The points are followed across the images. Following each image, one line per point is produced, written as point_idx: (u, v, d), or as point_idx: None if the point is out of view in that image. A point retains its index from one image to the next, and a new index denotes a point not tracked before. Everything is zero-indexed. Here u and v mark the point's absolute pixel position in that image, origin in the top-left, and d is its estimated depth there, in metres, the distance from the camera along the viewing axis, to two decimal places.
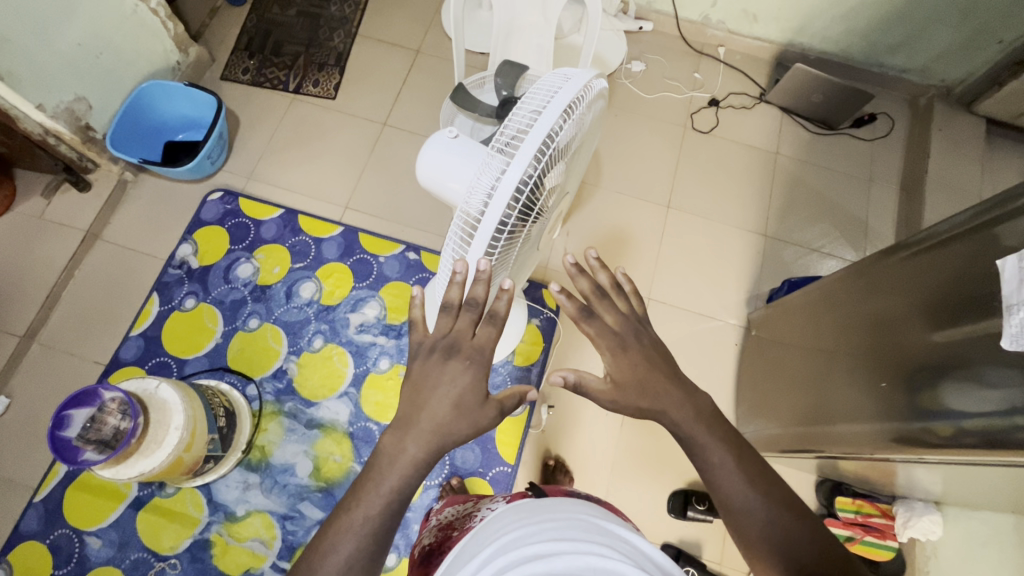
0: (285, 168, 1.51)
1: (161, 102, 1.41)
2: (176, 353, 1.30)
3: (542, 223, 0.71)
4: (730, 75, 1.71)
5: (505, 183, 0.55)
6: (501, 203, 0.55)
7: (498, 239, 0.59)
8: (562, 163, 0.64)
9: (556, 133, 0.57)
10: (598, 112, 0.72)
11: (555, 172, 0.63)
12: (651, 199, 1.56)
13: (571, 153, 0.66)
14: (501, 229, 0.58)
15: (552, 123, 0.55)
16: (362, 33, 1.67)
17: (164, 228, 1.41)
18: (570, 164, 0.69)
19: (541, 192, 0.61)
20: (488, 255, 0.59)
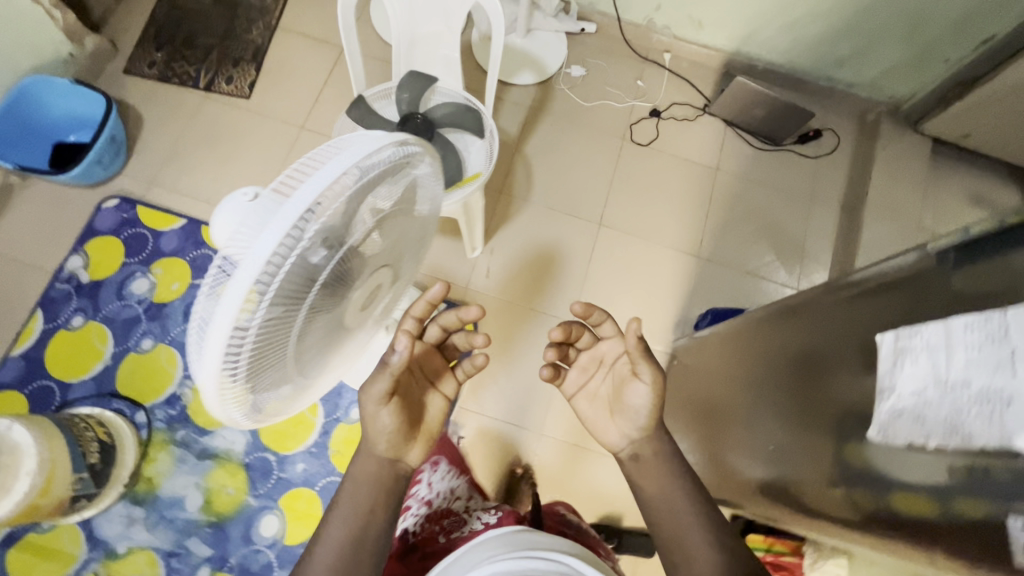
0: (191, 174, 1.40)
1: (49, 97, 1.29)
2: (59, 377, 1.21)
3: (348, 312, 0.60)
4: (676, 83, 1.62)
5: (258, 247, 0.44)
6: (249, 270, 0.44)
7: (253, 322, 0.46)
8: (363, 238, 0.55)
9: (341, 198, 0.49)
10: (425, 194, 0.66)
11: (350, 246, 0.53)
12: (584, 215, 1.49)
13: (378, 230, 0.58)
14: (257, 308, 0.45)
15: (328, 183, 0.46)
16: (283, 26, 1.55)
17: (51, 238, 1.31)
18: (383, 244, 0.61)
19: (328, 266, 0.51)
20: (237, 342, 0.46)
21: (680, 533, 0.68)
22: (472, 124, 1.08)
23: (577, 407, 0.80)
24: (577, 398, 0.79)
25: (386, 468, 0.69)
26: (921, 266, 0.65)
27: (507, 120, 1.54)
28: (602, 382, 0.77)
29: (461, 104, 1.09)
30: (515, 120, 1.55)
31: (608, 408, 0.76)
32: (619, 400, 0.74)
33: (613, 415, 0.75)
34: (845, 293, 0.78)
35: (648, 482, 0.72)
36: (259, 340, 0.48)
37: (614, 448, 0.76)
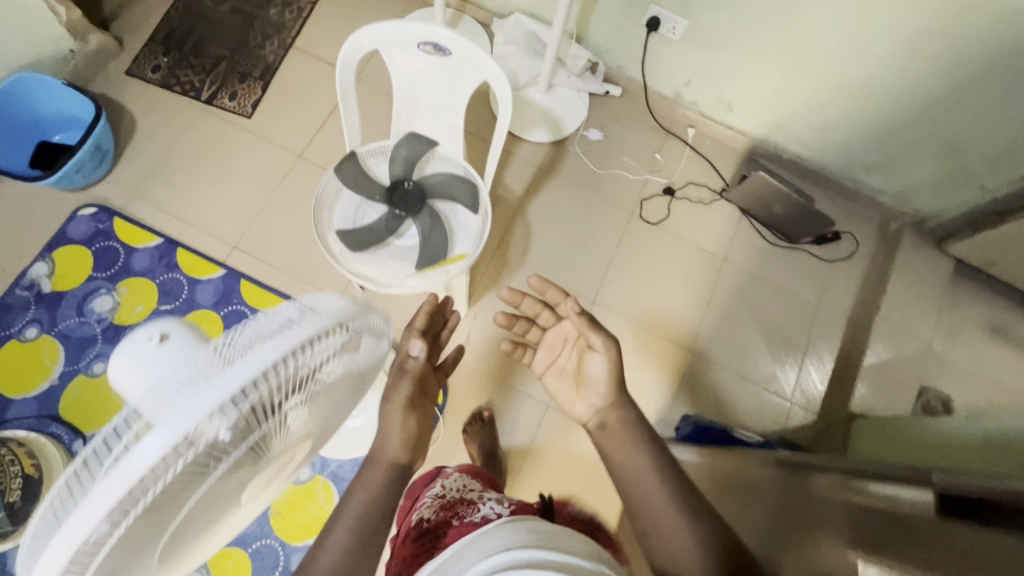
0: (176, 190, 1.34)
1: (38, 95, 1.23)
2: (1, 391, 1.15)
3: (253, 471, 0.51)
4: (696, 161, 1.54)
5: (147, 442, 0.36)
6: (128, 473, 0.35)
7: (122, 518, 0.38)
8: (290, 403, 0.48)
9: (268, 379, 0.41)
10: (374, 338, 0.58)
11: (271, 417, 0.45)
12: (578, 289, 1.41)
13: (310, 389, 0.50)
14: (129, 504, 0.37)
15: (255, 371, 0.39)
16: (298, 45, 1.49)
17: (19, 239, 1.25)
18: (314, 398, 0.53)
19: (237, 443, 0.43)
20: (94, 541, 0.37)
21: (651, 504, 0.60)
22: (467, 196, 1.02)
23: (548, 385, 0.82)
24: (546, 376, 0.82)
25: (393, 466, 0.65)
26: (939, 508, 0.55)
27: (513, 178, 1.47)
28: (573, 362, 0.79)
29: (458, 176, 1.02)
30: (522, 178, 1.48)
31: (579, 381, 0.76)
32: (580, 375, 0.76)
33: (580, 387, 0.75)
34: (850, 497, 0.66)
35: (616, 452, 0.67)
36: (125, 532, 0.39)
37: (582, 420, 0.75)
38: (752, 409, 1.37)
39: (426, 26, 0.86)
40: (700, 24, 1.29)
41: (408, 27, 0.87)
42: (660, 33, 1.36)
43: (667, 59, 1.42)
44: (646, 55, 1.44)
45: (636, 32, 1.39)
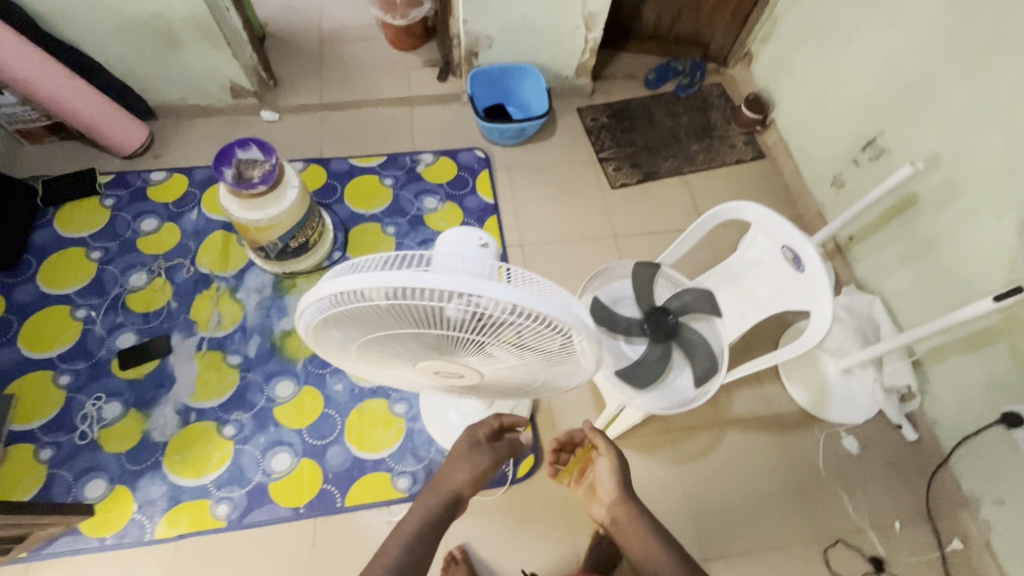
0: (529, 185, 1.67)
1: (527, 85, 1.72)
2: (343, 192, 1.60)
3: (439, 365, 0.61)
4: (929, 570, 1.25)
5: (429, 275, 0.48)
6: (404, 278, 0.48)
7: (363, 297, 0.51)
8: (501, 349, 0.57)
9: (516, 311, 0.50)
10: (579, 372, 0.62)
11: (486, 345, 0.56)
12: (702, 536, 1.26)
13: (516, 354, 0.58)
14: (383, 294, 0.50)
15: (515, 296, 0.49)
16: (686, 178, 1.73)
17: (437, 137, 1.72)
18: (508, 364, 0.60)
19: (459, 329, 0.53)
20: (341, 298, 0.52)
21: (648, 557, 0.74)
22: (700, 369, 1.04)
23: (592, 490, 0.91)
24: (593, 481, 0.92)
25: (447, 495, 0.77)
26: None
27: (741, 399, 1.41)
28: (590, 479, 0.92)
29: (710, 351, 1.05)
30: (749, 406, 1.41)
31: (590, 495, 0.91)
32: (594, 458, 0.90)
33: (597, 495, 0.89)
34: None
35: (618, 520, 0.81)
36: (360, 310, 0.53)
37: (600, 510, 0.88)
38: None
39: (802, 238, 0.90)
40: None
41: (787, 228, 0.92)
42: (1008, 432, 1.16)
43: (995, 460, 1.20)
44: (971, 434, 1.24)
45: (984, 409, 1.21)
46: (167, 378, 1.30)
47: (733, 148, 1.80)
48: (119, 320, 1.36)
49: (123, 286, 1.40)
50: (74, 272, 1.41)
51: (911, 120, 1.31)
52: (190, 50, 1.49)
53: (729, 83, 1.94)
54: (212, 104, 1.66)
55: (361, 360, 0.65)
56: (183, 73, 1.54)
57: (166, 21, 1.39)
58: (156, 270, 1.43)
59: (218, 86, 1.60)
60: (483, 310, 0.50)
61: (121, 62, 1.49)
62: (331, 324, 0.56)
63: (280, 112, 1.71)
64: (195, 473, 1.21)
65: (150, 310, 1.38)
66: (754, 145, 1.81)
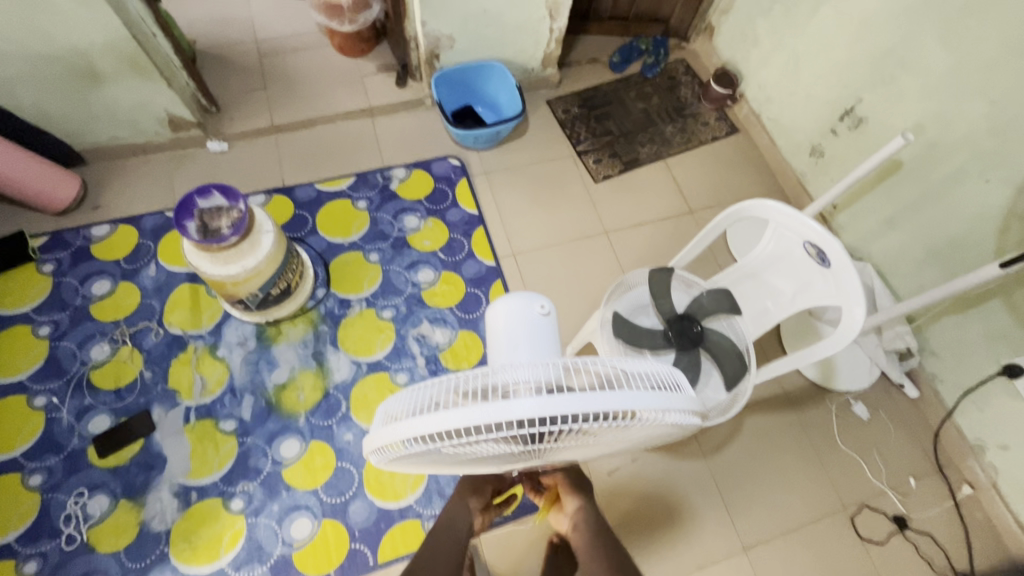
0: (512, 189, 1.60)
1: (495, 83, 1.62)
2: (315, 222, 1.47)
3: (521, 458, 0.57)
4: (946, 519, 1.31)
5: (510, 405, 0.43)
6: (485, 415, 0.43)
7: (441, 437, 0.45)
8: (585, 439, 0.52)
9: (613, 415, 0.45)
10: (665, 433, 0.58)
11: (572, 441, 0.51)
12: (739, 525, 1.28)
13: (603, 438, 0.53)
14: (465, 430, 0.45)
15: (612, 402, 0.44)
16: (667, 162, 1.70)
17: (406, 148, 1.61)
18: (594, 444, 0.56)
19: (545, 438, 0.48)
20: (416, 440, 0.46)
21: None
22: (730, 372, 1.03)
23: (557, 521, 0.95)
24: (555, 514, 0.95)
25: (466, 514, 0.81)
26: None
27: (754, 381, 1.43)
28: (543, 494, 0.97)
29: (737, 352, 1.04)
30: (762, 387, 1.42)
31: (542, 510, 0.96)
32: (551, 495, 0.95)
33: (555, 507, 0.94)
34: None
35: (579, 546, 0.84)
36: (434, 446, 0.47)
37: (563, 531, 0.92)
38: None
39: (825, 234, 0.89)
40: None
41: (809, 225, 0.91)
42: (1010, 382, 1.21)
43: (997, 409, 1.26)
44: (974, 387, 1.29)
45: (983, 362, 1.26)
46: (156, 459, 1.18)
47: (707, 125, 1.77)
48: (88, 402, 1.21)
49: (84, 362, 1.25)
50: (23, 354, 1.24)
51: (889, 86, 1.32)
52: (117, 85, 1.31)
53: (693, 57, 1.90)
54: (149, 140, 1.48)
55: (432, 466, 0.60)
56: (112, 110, 1.36)
57: (84, 54, 1.21)
58: (120, 339, 1.28)
59: (154, 119, 1.43)
60: (577, 422, 0.45)
61: (35, 106, 1.29)
62: (404, 457, 0.50)
63: (228, 140, 1.55)
64: (208, 558, 1.11)
65: (120, 385, 1.23)
66: (726, 120, 1.79)
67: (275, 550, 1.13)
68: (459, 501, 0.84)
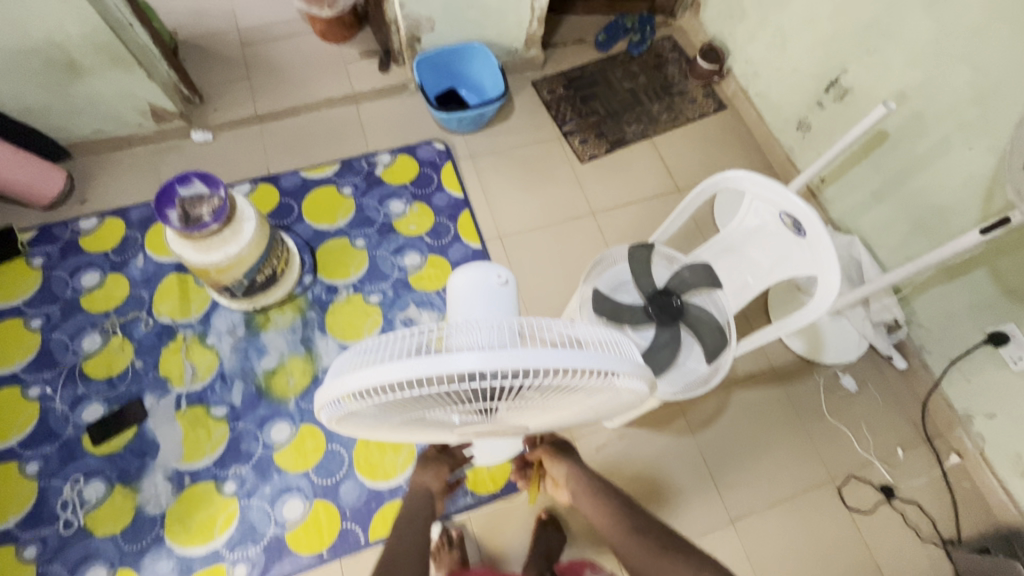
0: (497, 172, 1.59)
1: (477, 65, 1.61)
2: (301, 210, 1.47)
3: (479, 424, 0.57)
4: (933, 488, 1.32)
5: (451, 358, 0.44)
6: (428, 366, 0.44)
7: (388, 389, 0.46)
8: (538, 403, 0.53)
9: (556, 374, 0.46)
10: (624, 402, 0.58)
11: (524, 404, 0.52)
12: (726, 498, 1.29)
13: (558, 403, 0.54)
14: (410, 384, 0.46)
15: (556, 360, 0.44)
16: (653, 140, 1.69)
17: (391, 134, 1.61)
18: (548, 411, 0.57)
19: (493, 398, 0.49)
20: (364, 392, 0.47)
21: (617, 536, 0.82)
22: (710, 345, 1.03)
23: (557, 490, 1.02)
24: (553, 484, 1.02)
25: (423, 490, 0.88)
26: None
27: (742, 357, 1.43)
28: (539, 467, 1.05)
29: (718, 325, 1.03)
30: (750, 363, 1.43)
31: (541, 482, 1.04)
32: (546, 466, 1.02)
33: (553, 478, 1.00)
34: None
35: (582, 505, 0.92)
36: (385, 401, 0.49)
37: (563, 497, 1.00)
38: None
39: (800, 204, 0.89)
40: None
41: (785, 196, 0.90)
42: (996, 350, 1.21)
43: (984, 377, 1.25)
44: (960, 357, 1.29)
45: (969, 330, 1.26)
46: (149, 445, 1.20)
47: (694, 102, 1.75)
48: (81, 392, 1.23)
49: (76, 353, 1.27)
50: (15, 346, 1.26)
51: (874, 56, 1.30)
52: (98, 76, 1.31)
53: (679, 34, 1.88)
54: (133, 132, 1.48)
55: (394, 432, 0.61)
56: (94, 103, 1.37)
57: (61, 47, 1.21)
58: (111, 329, 1.29)
59: (137, 111, 1.43)
60: (521, 379, 0.46)
61: (17, 100, 1.30)
62: (359, 414, 0.52)
63: (213, 131, 1.55)
64: (203, 539, 1.13)
65: (112, 374, 1.25)
66: (713, 97, 1.77)
67: (267, 532, 1.15)
68: (417, 485, 0.89)
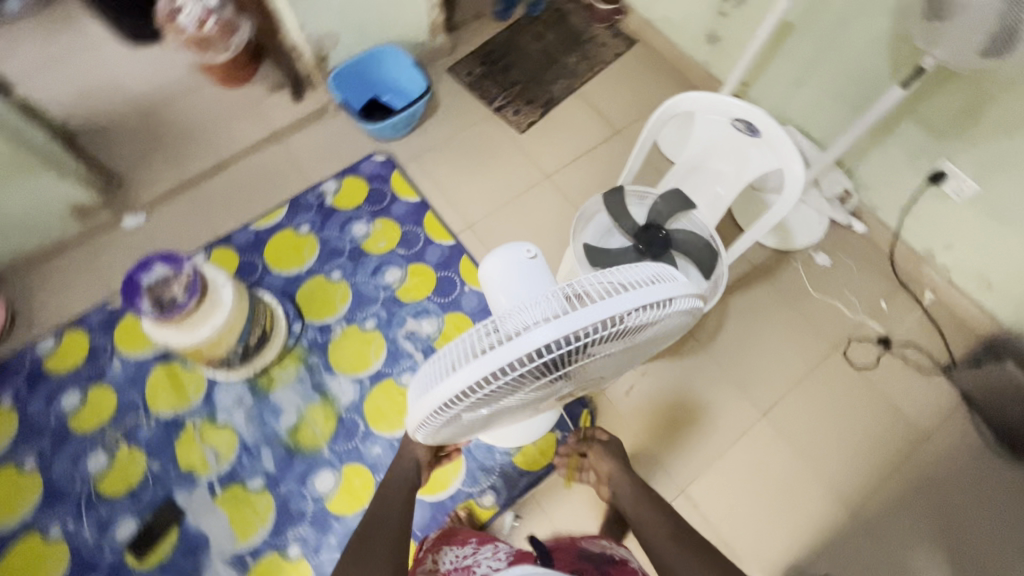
0: (445, 166, 1.59)
1: (390, 66, 1.58)
2: (266, 261, 1.43)
3: (553, 390, 0.61)
4: (920, 326, 1.45)
5: (520, 343, 0.46)
6: (501, 358, 0.46)
7: (473, 389, 0.49)
8: (604, 352, 0.55)
9: (616, 322, 0.49)
10: (677, 323, 0.61)
11: (592, 358, 0.54)
12: (752, 396, 1.38)
13: (621, 346, 0.57)
14: (490, 379, 0.48)
15: (614, 309, 0.47)
16: (581, 92, 1.72)
17: (328, 160, 1.57)
18: (613, 355, 0.60)
19: (565, 363, 0.52)
20: (453, 399, 0.50)
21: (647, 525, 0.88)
22: (703, 262, 1.08)
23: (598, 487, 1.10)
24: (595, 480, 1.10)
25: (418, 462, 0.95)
26: None
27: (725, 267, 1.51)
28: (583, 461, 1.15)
29: (705, 242, 1.09)
30: (734, 269, 1.51)
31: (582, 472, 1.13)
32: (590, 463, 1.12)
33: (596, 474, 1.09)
34: None
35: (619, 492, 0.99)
36: (471, 401, 0.52)
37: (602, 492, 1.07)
38: None
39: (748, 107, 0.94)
40: (992, 196, 1.24)
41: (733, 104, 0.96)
42: (938, 188, 1.33)
43: (934, 216, 1.38)
44: (910, 204, 1.41)
45: (911, 179, 1.37)
46: (199, 539, 1.16)
47: (606, 45, 1.79)
48: (106, 513, 1.17)
49: (85, 477, 1.20)
50: (18, 492, 1.18)
51: None
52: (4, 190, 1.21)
53: None
54: (59, 237, 1.38)
55: (477, 423, 0.65)
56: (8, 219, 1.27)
57: None
58: (113, 442, 1.23)
59: (57, 214, 1.34)
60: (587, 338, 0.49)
61: None
62: (450, 420, 0.55)
63: (144, 211, 1.46)
64: None
65: (132, 485, 1.20)
66: (621, 34, 1.81)
67: None
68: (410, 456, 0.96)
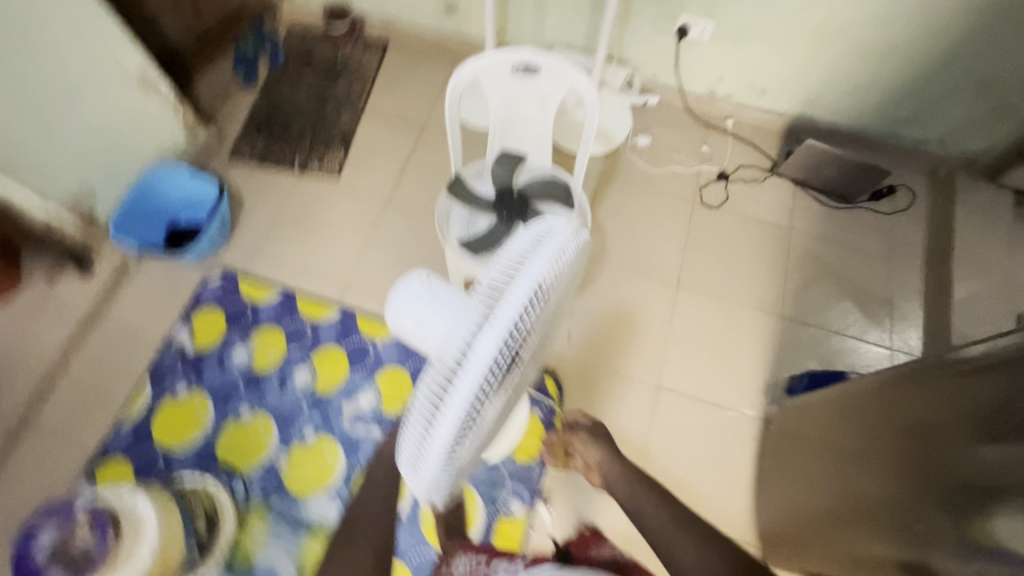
0: (285, 246, 1.49)
1: (167, 185, 1.42)
2: (163, 446, 1.25)
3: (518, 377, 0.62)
4: (739, 148, 1.68)
5: (472, 367, 0.46)
6: (465, 391, 0.46)
7: (459, 431, 0.48)
8: (539, 321, 0.57)
9: (534, 294, 0.50)
10: (577, 255, 0.64)
11: (533, 331, 0.56)
12: (661, 277, 1.51)
13: (548, 305, 0.59)
14: (468, 412, 0.48)
15: (527, 286, 0.48)
16: (368, 111, 1.69)
17: (161, 310, 1.39)
18: (547, 316, 0.62)
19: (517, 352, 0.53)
20: (446, 452, 0.49)
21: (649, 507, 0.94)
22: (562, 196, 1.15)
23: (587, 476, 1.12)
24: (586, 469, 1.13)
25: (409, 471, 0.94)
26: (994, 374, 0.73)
27: None
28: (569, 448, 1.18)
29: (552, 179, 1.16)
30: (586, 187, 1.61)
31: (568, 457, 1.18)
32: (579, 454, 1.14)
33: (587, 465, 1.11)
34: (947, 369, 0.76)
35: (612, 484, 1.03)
36: (462, 441, 0.51)
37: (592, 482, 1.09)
38: (864, 360, 1.41)
39: None
40: (726, 23, 1.46)
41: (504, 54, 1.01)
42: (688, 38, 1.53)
43: (698, 60, 1.58)
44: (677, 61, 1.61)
45: (666, 42, 1.56)
46: None
47: (364, 59, 1.77)
48: None
49: None
50: None
51: None
52: None
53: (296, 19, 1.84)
54: None
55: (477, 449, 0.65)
56: None
57: None
58: None
59: None
60: (521, 322, 0.50)
61: None
62: (455, 466, 0.54)
63: None
64: None
65: None
66: (371, 43, 1.80)
67: None
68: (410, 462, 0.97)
